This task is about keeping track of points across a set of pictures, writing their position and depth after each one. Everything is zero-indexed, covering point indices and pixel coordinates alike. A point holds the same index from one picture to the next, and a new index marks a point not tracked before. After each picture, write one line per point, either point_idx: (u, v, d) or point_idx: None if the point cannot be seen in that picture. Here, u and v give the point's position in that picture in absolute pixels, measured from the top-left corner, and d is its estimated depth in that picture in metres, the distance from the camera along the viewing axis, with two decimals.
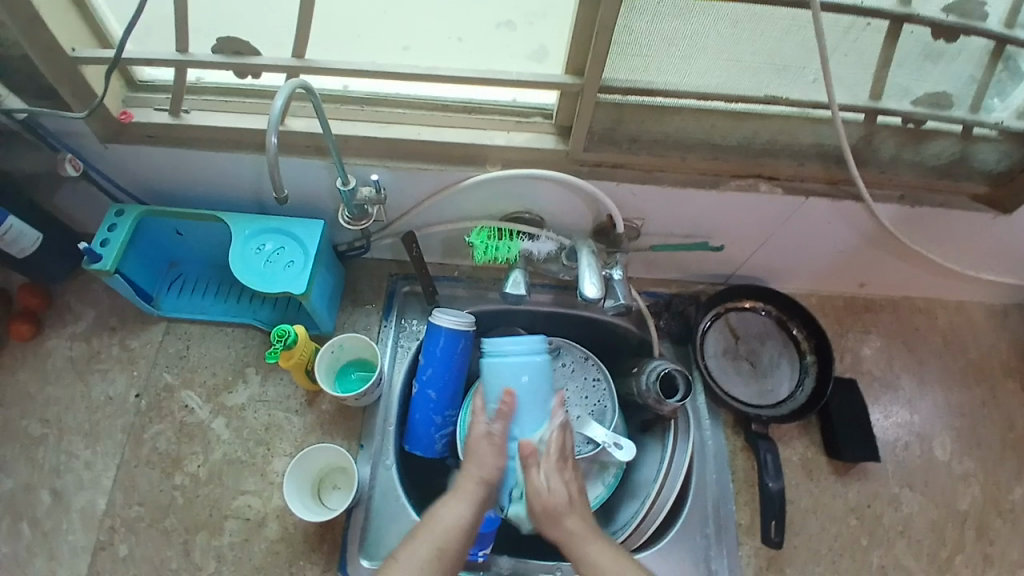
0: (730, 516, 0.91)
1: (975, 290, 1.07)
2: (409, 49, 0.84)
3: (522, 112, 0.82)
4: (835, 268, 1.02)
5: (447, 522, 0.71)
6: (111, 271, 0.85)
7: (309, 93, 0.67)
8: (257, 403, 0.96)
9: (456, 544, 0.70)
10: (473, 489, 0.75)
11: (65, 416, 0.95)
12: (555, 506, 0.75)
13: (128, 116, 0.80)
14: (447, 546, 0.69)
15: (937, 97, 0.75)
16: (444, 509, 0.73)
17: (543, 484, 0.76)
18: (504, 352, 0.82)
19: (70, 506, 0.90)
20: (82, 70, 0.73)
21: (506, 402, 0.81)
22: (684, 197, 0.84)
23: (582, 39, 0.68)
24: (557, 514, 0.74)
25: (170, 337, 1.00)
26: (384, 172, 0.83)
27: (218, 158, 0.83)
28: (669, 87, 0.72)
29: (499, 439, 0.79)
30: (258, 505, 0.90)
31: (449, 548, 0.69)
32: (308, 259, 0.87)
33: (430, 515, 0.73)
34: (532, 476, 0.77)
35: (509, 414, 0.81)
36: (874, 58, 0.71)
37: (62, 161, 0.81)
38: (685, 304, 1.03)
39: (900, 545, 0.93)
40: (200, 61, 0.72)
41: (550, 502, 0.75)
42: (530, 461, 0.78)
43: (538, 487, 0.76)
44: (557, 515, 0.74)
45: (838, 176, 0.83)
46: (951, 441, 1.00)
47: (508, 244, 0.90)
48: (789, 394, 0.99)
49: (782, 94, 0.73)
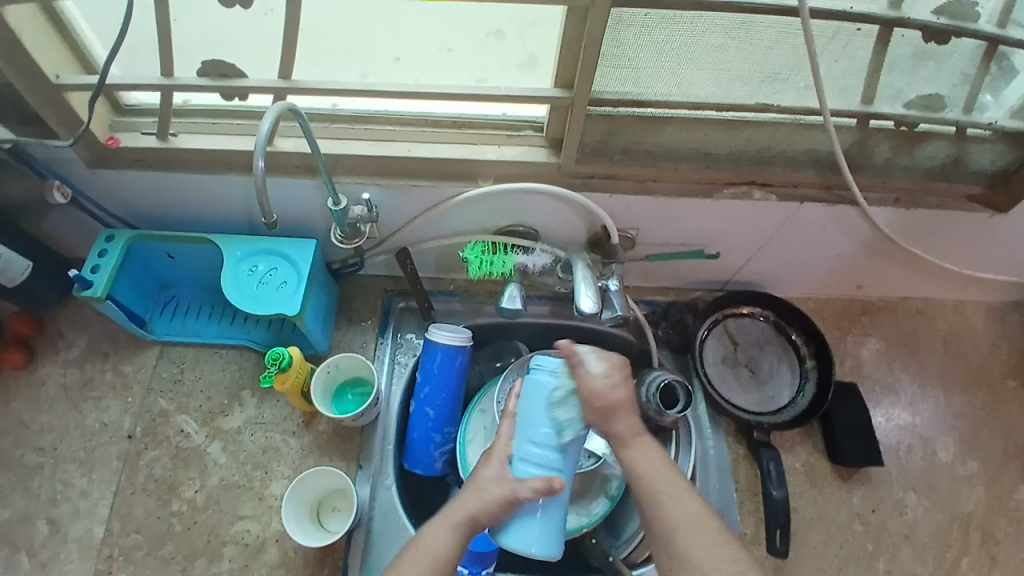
0: (735, 527, 0.90)
1: (972, 290, 1.07)
2: (400, 60, 0.84)
3: (513, 126, 0.81)
4: (832, 272, 1.01)
5: (438, 545, 0.68)
6: (101, 297, 0.84)
7: (296, 113, 0.67)
8: (254, 426, 0.95)
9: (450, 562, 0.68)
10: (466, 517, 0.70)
11: (59, 444, 0.94)
12: (612, 400, 0.72)
13: (115, 140, 0.79)
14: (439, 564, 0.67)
15: (930, 99, 0.75)
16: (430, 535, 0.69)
17: (598, 381, 0.73)
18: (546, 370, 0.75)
19: (66, 536, 0.89)
20: (66, 96, 0.72)
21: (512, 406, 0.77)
22: (678, 207, 0.84)
23: (570, 53, 0.67)
24: (612, 411, 0.73)
25: (163, 361, 0.99)
26: (375, 190, 0.83)
27: (209, 181, 0.83)
28: (659, 98, 0.72)
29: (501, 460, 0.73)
30: (257, 530, 0.89)
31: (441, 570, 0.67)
32: (301, 278, 0.86)
33: (419, 539, 0.70)
34: (583, 376, 0.73)
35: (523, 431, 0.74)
36: (864, 64, 0.71)
37: (50, 188, 0.81)
38: (683, 313, 1.02)
39: (906, 550, 0.92)
40: (185, 85, 0.72)
41: (607, 397, 0.72)
42: (576, 363, 0.74)
43: (593, 384, 0.72)
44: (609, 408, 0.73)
45: (831, 182, 0.82)
46: (954, 443, 0.99)
47: (503, 258, 0.89)
48: (790, 401, 0.98)
49: (773, 102, 0.72)
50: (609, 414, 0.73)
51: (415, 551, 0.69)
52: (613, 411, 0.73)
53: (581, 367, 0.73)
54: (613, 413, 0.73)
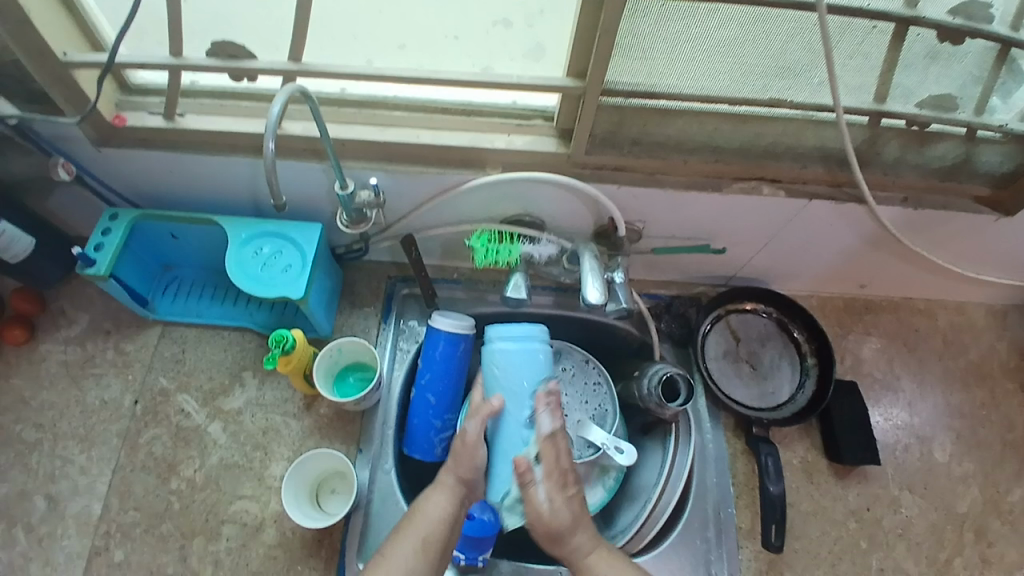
0: (731, 520, 0.91)
1: (975, 292, 1.07)
2: (404, 48, 0.83)
3: (523, 115, 0.81)
4: (836, 270, 1.01)
5: (430, 519, 0.73)
6: (104, 276, 0.84)
7: (307, 96, 0.66)
8: (254, 408, 0.95)
9: (439, 536, 0.72)
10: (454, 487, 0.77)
11: (59, 421, 0.94)
12: (557, 528, 0.75)
13: (122, 119, 0.79)
14: (430, 539, 0.71)
15: (942, 99, 0.75)
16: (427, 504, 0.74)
17: (546, 504, 0.76)
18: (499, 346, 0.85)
19: (64, 512, 0.89)
20: (74, 74, 0.71)
21: (489, 407, 0.83)
22: (686, 200, 0.84)
23: (584, 43, 0.67)
24: (559, 537, 0.75)
25: (165, 341, 0.99)
26: (382, 175, 0.82)
27: (214, 162, 0.82)
28: (671, 90, 0.71)
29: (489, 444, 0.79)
30: (256, 510, 0.89)
31: (432, 547, 0.71)
32: (306, 263, 0.86)
33: (414, 512, 0.74)
34: (530, 494, 0.77)
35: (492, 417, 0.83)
36: (878, 62, 0.71)
37: (54, 165, 0.80)
38: (686, 306, 1.03)
39: (900, 547, 0.93)
40: (195, 66, 0.71)
41: (551, 525, 0.75)
42: (525, 480, 0.77)
43: (540, 511, 0.76)
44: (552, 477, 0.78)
45: (841, 179, 0.82)
46: (951, 443, 1.00)
47: (508, 247, 0.89)
48: (790, 397, 0.99)
49: (787, 97, 0.72)
50: (558, 540, 0.75)
51: (412, 522, 0.73)
52: (564, 536, 0.75)
53: (530, 486, 0.77)
54: (562, 533, 0.75)
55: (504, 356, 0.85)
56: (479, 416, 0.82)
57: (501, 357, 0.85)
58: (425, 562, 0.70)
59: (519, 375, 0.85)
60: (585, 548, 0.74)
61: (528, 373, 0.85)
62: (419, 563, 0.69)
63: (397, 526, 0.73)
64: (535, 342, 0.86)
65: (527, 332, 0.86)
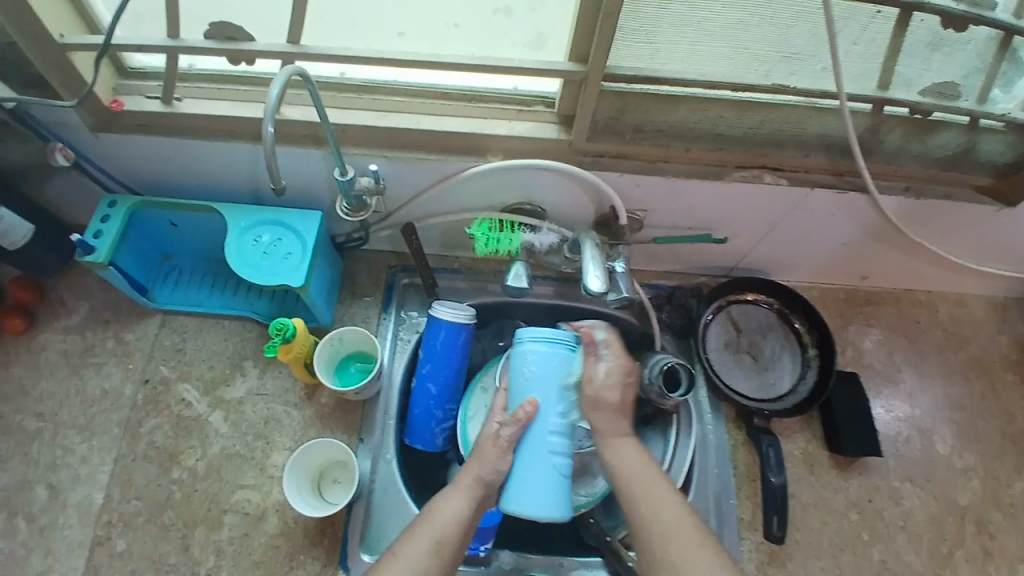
0: (732, 511, 0.91)
1: (976, 284, 1.07)
2: (404, 35, 0.82)
3: (525, 102, 0.81)
4: (838, 261, 1.01)
5: (446, 516, 0.69)
6: (104, 263, 0.83)
7: (305, 80, 0.66)
8: (255, 397, 0.95)
9: (453, 536, 0.68)
10: (471, 484, 0.73)
11: (60, 410, 0.94)
12: (604, 396, 0.75)
13: (119, 104, 0.78)
14: (444, 540, 0.68)
15: (944, 87, 0.74)
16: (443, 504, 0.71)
17: (602, 376, 0.76)
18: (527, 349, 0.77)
19: (66, 502, 0.89)
20: (71, 56, 0.71)
21: (526, 411, 0.74)
22: (688, 189, 0.84)
23: (586, 27, 0.67)
24: (604, 405, 0.75)
25: (165, 331, 0.98)
26: (383, 162, 0.82)
27: (213, 148, 0.82)
28: (674, 75, 0.70)
29: (505, 443, 0.74)
30: (257, 500, 0.89)
31: (446, 546, 0.67)
32: (306, 250, 0.86)
33: (429, 512, 0.71)
34: (591, 365, 0.76)
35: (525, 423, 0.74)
36: (882, 47, 0.71)
37: (53, 150, 0.80)
38: (687, 296, 1.02)
39: (901, 539, 0.93)
40: (192, 47, 0.71)
41: (600, 391, 0.75)
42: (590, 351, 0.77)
43: (595, 373, 0.75)
44: (603, 403, 0.75)
45: (843, 167, 0.82)
46: (952, 435, 1.00)
47: (509, 236, 0.89)
48: (791, 388, 0.99)
49: (790, 83, 0.71)
50: (598, 406, 0.75)
51: (424, 522, 0.69)
52: (607, 405, 0.75)
53: (591, 354, 0.77)
54: (606, 405, 0.75)
55: (538, 358, 0.76)
56: (514, 422, 0.74)
57: (529, 358, 0.76)
58: (438, 562, 0.66)
59: (545, 372, 0.76)
60: (615, 431, 0.75)
61: (552, 367, 0.76)
62: (433, 561, 0.66)
63: (411, 523, 0.70)
64: (559, 344, 0.77)
65: (556, 333, 0.77)
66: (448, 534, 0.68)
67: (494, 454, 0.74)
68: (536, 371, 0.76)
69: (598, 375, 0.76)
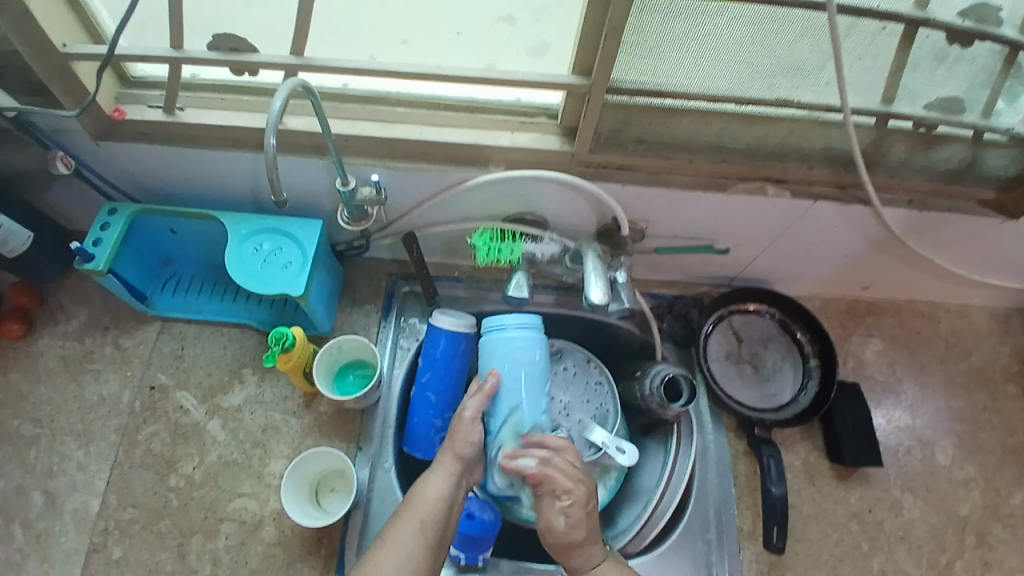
0: (732, 521, 0.91)
1: (977, 295, 1.07)
2: (407, 43, 0.82)
3: (527, 112, 0.80)
4: (840, 271, 1.01)
5: (429, 499, 0.70)
6: (103, 271, 0.83)
7: (308, 91, 0.65)
8: (254, 405, 0.94)
9: (437, 517, 0.69)
10: (449, 462, 0.75)
11: (57, 416, 0.93)
12: (570, 539, 0.72)
13: (121, 113, 0.77)
14: (430, 519, 0.68)
15: (950, 102, 0.75)
16: (426, 485, 0.71)
17: (562, 523, 0.73)
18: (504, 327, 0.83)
19: (62, 508, 0.88)
20: (73, 66, 0.71)
21: (491, 384, 0.80)
22: (690, 200, 0.83)
23: (590, 40, 0.66)
24: (573, 545, 0.72)
25: (164, 337, 0.98)
26: (385, 173, 0.82)
27: (214, 156, 0.81)
28: (679, 89, 0.71)
29: (473, 415, 0.78)
30: (254, 508, 0.88)
31: (432, 531, 0.67)
32: (306, 260, 0.85)
33: (413, 496, 0.71)
34: (546, 511, 0.74)
35: (490, 395, 0.80)
36: (887, 62, 0.70)
37: (53, 158, 0.79)
38: (688, 307, 1.02)
39: (900, 550, 0.92)
40: (195, 58, 0.70)
41: (564, 536, 0.72)
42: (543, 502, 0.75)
43: (552, 522, 0.73)
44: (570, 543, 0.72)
45: (846, 180, 0.82)
46: (952, 446, 0.99)
47: (511, 246, 0.88)
48: (792, 399, 0.99)
49: (794, 97, 0.72)
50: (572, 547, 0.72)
51: (411, 504, 0.69)
52: (574, 543, 0.72)
53: (547, 505, 0.74)
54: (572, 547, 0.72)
55: (518, 341, 0.82)
56: (481, 394, 0.80)
57: (504, 340, 0.82)
58: (425, 549, 0.66)
59: (518, 355, 0.82)
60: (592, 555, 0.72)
61: (524, 351, 0.82)
62: (420, 546, 0.65)
63: (396, 510, 0.70)
64: (528, 328, 0.83)
65: (527, 320, 0.83)
66: (433, 514, 0.68)
67: (467, 429, 0.77)
68: (511, 354, 0.82)
69: (558, 518, 0.73)
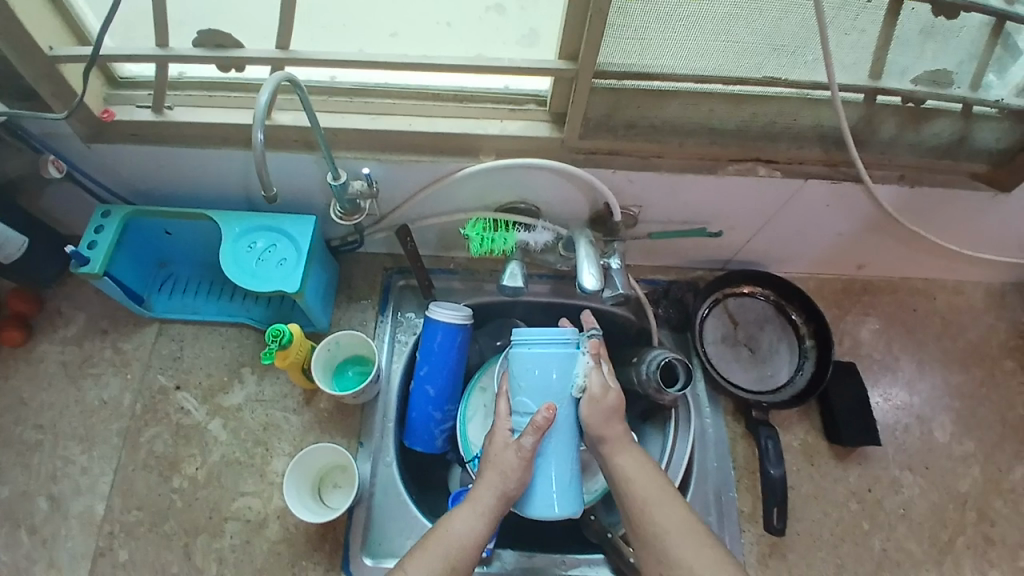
0: (732, 504, 0.91)
1: (973, 271, 1.07)
2: (397, 36, 0.82)
3: (516, 100, 0.80)
4: (834, 252, 1.01)
5: (456, 539, 0.69)
6: (99, 273, 0.83)
7: (295, 85, 0.65)
8: (254, 404, 0.94)
9: (467, 555, 0.69)
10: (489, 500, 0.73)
11: (59, 421, 0.93)
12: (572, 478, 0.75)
13: (111, 114, 0.78)
14: (455, 556, 0.68)
15: (937, 75, 0.75)
16: (454, 521, 0.71)
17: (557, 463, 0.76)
18: (530, 342, 0.78)
19: (67, 513, 0.89)
20: (61, 70, 0.71)
21: (545, 416, 0.74)
22: (681, 184, 0.83)
23: (575, 24, 0.66)
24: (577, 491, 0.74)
25: (162, 339, 0.98)
26: (375, 166, 0.81)
27: (205, 155, 0.81)
28: (666, 70, 0.71)
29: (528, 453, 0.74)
30: (258, 507, 0.89)
31: (459, 564, 0.68)
32: (301, 256, 0.86)
33: (439, 526, 0.71)
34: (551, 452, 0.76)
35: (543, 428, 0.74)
36: (874, 37, 0.71)
37: (46, 163, 0.79)
38: (683, 291, 1.02)
39: (901, 528, 0.93)
40: (181, 55, 0.70)
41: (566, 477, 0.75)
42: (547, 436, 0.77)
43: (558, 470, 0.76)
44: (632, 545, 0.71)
45: (838, 158, 0.82)
46: (951, 422, 1.00)
47: (505, 235, 0.88)
48: (789, 380, 0.99)
49: (781, 75, 0.72)
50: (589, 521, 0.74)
51: (437, 537, 0.70)
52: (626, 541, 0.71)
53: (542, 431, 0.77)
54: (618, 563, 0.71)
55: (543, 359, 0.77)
56: (534, 429, 0.74)
57: (535, 358, 0.77)
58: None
59: (546, 367, 0.77)
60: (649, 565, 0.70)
61: (556, 368, 0.77)
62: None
63: (424, 536, 0.71)
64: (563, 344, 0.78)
65: (559, 333, 0.78)
66: (462, 554, 0.69)
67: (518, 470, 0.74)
68: (539, 369, 0.77)
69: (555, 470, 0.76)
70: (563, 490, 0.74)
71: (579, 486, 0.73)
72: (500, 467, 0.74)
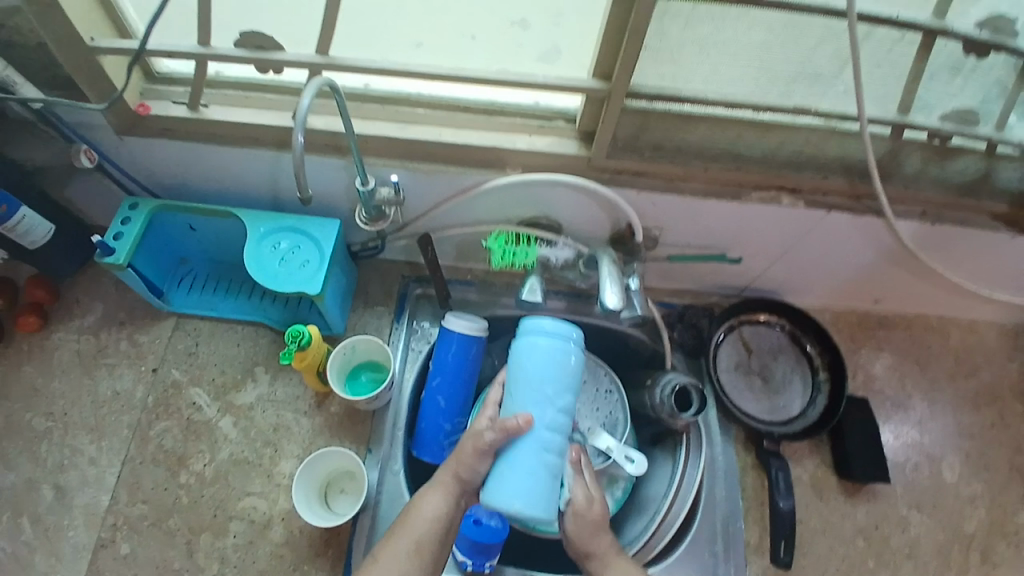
0: (740, 535, 0.90)
1: (988, 311, 1.07)
2: (421, 45, 0.84)
3: (545, 116, 0.82)
4: (851, 284, 1.01)
5: (424, 518, 0.71)
6: (123, 264, 0.84)
7: (334, 90, 0.67)
8: (266, 403, 0.94)
9: (432, 540, 0.71)
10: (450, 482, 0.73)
11: (70, 410, 0.93)
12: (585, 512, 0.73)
13: (146, 108, 0.79)
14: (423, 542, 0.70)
15: (964, 113, 0.76)
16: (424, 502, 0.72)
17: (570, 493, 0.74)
18: (537, 337, 0.74)
19: (72, 503, 0.88)
20: (100, 61, 0.72)
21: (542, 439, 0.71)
22: (704, 208, 0.84)
23: (611, 44, 0.67)
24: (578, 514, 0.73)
25: (178, 334, 0.98)
26: (403, 174, 0.83)
27: (238, 154, 0.82)
28: (697, 94, 0.72)
29: (487, 449, 0.71)
30: (264, 507, 0.88)
31: (424, 551, 0.70)
32: (324, 258, 0.86)
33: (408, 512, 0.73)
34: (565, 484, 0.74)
35: (513, 433, 0.70)
36: (903, 72, 0.72)
37: (77, 152, 0.80)
38: (699, 316, 1.02)
39: (909, 567, 0.92)
40: (222, 55, 0.72)
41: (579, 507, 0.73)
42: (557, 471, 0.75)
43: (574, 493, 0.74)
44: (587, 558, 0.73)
45: (861, 191, 0.82)
46: (962, 463, 0.99)
47: (525, 249, 0.90)
48: (801, 411, 0.98)
49: (811, 105, 0.73)
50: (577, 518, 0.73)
51: (406, 523, 0.71)
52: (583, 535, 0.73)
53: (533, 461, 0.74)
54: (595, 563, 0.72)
55: (544, 352, 0.73)
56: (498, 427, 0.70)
57: (530, 350, 0.73)
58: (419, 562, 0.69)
59: (540, 366, 0.73)
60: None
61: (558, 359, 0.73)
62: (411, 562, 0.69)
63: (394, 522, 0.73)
64: (560, 340, 0.74)
65: (561, 330, 0.74)
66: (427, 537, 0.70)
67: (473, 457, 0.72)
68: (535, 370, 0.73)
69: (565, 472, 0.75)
70: (579, 505, 0.73)
71: (587, 512, 0.73)
72: (459, 452, 0.73)
